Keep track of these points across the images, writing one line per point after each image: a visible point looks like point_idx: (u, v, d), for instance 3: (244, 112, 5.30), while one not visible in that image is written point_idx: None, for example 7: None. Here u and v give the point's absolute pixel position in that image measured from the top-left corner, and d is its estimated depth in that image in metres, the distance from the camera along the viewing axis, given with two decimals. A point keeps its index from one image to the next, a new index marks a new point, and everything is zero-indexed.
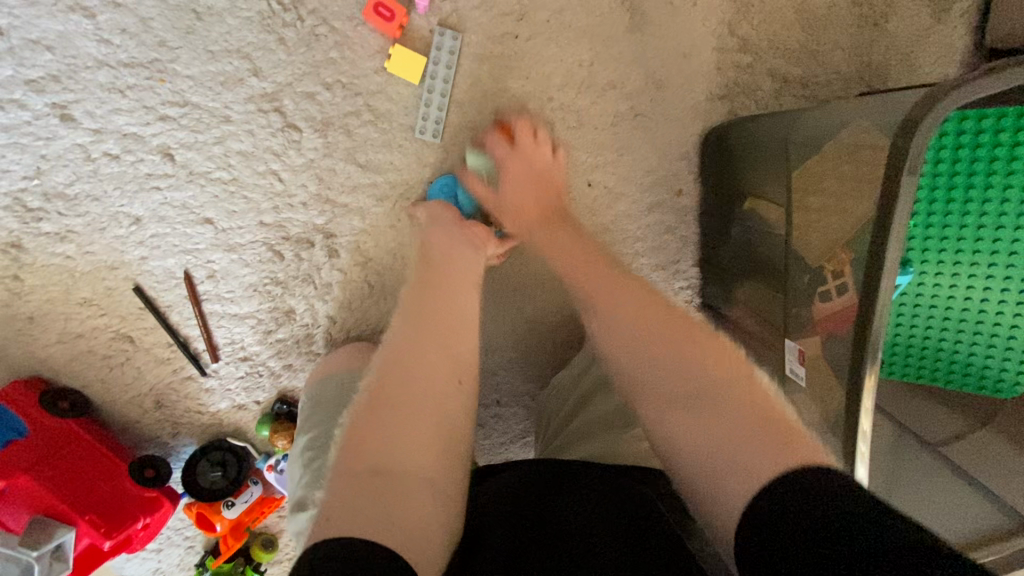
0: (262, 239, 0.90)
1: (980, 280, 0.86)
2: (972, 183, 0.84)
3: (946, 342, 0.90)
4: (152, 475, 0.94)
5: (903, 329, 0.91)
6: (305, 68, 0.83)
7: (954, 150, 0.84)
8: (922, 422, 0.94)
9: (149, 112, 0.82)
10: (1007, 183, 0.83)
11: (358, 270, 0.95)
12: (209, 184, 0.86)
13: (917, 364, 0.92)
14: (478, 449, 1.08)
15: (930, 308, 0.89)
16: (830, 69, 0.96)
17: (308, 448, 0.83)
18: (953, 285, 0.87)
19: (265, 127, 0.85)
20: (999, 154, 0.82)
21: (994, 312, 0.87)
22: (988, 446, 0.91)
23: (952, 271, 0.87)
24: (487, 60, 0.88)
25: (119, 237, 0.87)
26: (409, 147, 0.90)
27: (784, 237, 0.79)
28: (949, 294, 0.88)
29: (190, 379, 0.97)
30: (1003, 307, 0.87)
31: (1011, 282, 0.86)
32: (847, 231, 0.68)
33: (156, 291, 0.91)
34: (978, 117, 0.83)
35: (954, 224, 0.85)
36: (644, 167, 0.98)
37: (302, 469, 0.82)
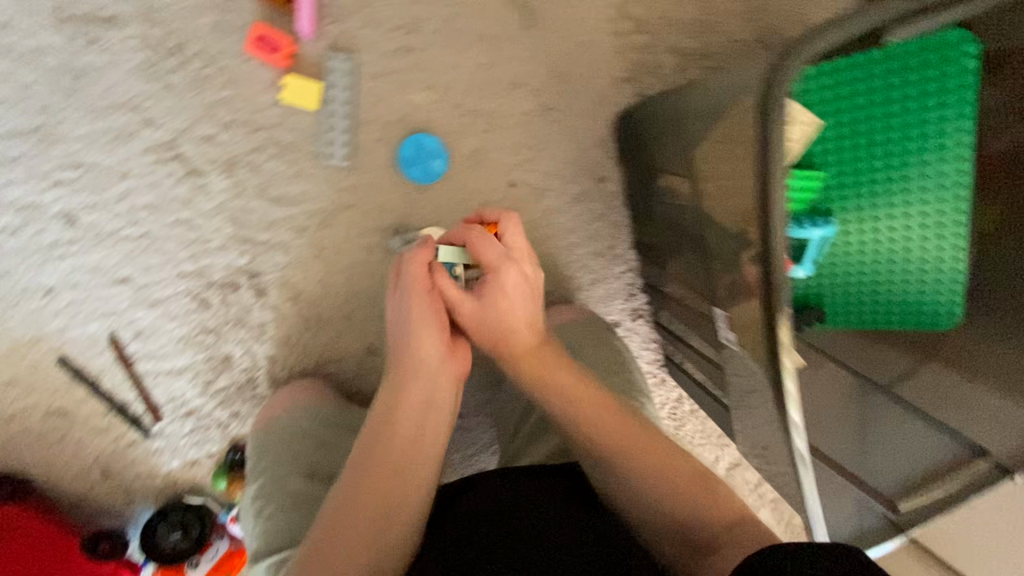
0: (185, 289, 0.88)
1: (901, 220, 0.86)
2: (873, 126, 0.84)
3: (880, 286, 0.89)
4: (107, 549, 0.92)
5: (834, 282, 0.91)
6: (198, 111, 0.82)
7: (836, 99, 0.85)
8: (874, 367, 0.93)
9: (44, 179, 0.80)
10: (905, 121, 0.83)
11: (291, 306, 0.93)
12: (119, 242, 0.84)
13: (858, 313, 0.91)
14: (447, 466, 1.06)
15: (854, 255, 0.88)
16: (728, 37, 0.97)
17: (257, 496, 0.80)
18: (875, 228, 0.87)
19: (168, 176, 0.83)
20: (894, 94, 0.83)
21: (918, 247, 0.86)
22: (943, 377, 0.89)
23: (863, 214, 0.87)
24: (384, 77, 0.87)
25: (34, 310, 0.84)
26: (320, 174, 0.89)
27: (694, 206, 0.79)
28: (873, 239, 0.88)
29: (135, 444, 0.94)
30: (925, 240, 0.86)
31: (930, 217, 0.85)
32: (735, 192, 0.66)
33: (83, 359, 0.88)
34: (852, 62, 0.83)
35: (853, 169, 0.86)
36: (563, 159, 0.99)
37: (252, 519, 0.79)
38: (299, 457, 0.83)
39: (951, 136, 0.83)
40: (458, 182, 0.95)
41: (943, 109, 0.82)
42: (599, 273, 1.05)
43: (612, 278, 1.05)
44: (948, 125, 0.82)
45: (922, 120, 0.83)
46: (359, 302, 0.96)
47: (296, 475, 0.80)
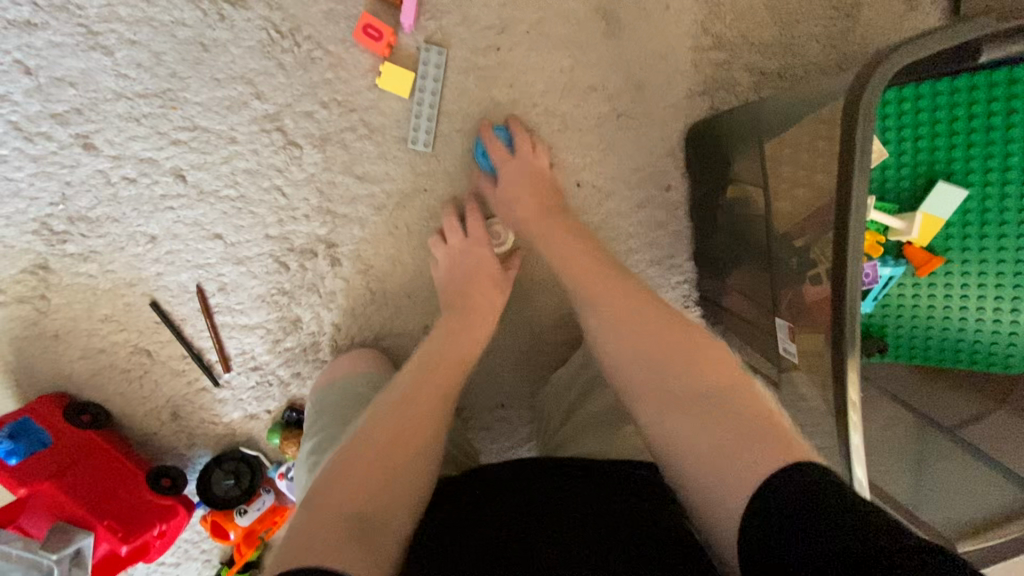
0: (268, 252, 0.96)
1: (969, 253, 0.90)
2: (946, 161, 0.88)
3: (951, 320, 0.92)
4: (169, 484, 0.97)
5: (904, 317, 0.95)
6: (303, 89, 0.89)
7: (914, 133, 0.89)
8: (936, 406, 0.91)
9: (163, 137, 0.88)
10: (980, 155, 0.87)
11: (360, 278, 1.00)
12: (218, 201, 0.92)
13: (931, 348, 0.93)
14: (485, 451, 1.09)
15: (928, 290, 0.92)
16: (806, 61, 0.99)
17: (314, 449, 0.83)
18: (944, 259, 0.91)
19: (269, 146, 0.91)
20: (971, 132, 0.87)
21: (991, 283, 0.90)
22: (1003, 427, 0.89)
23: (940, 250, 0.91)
24: (472, 72, 0.93)
25: (137, 255, 0.93)
26: (403, 157, 0.95)
27: (764, 218, 0.81)
28: (945, 273, 0.91)
29: (205, 390, 1.01)
30: (1000, 276, 0.89)
31: (1001, 251, 0.88)
32: (816, 198, 0.69)
33: (171, 305, 0.96)
34: (932, 94, 0.87)
35: None
36: (630, 166, 1.02)
37: (307, 471, 0.81)
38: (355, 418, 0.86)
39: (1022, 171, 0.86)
40: None
41: (1013, 145, 0.85)
42: (654, 280, 1.07)
43: (666, 286, 1.07)
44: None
45: (992, 155, 0.86)
46: (423, 281, 1.02)
47: None
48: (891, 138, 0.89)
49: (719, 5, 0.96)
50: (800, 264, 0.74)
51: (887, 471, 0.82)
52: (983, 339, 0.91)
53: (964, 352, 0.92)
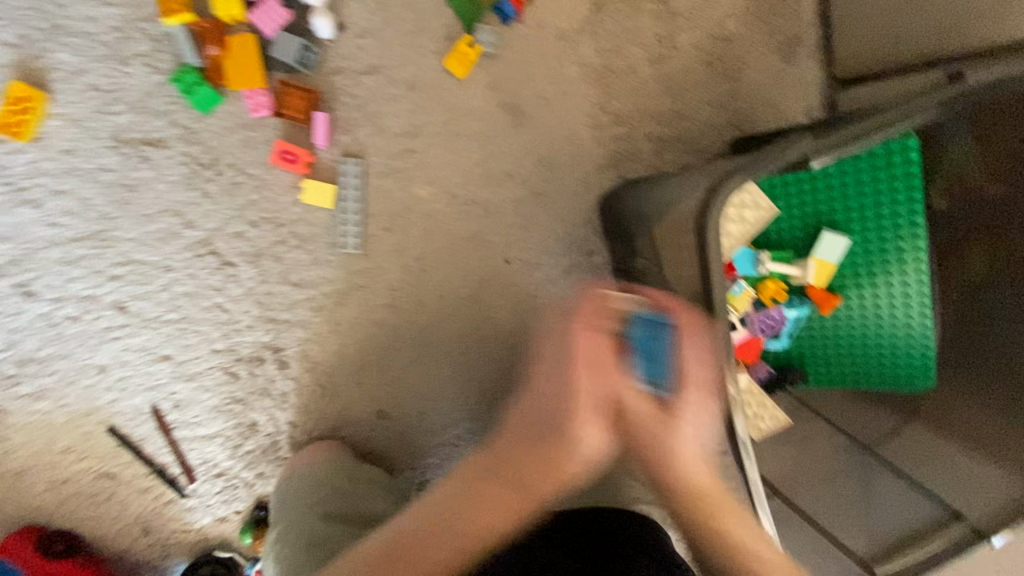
0: (217, 364, 1.00)
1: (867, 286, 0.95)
2: (832, 208, 0.93)
3: (857, 351, 0.97)
4: None
5: (816, 350, 0.99)
6: (231, 213, 0.94)
7: (797, 184, 0.94)
8: (856, 422, 0.97)
9: (100, 275, 0.92)
10: (860, 201, 0.92)
11: (310, 375, 1.04)
12: (162, 325, 0.96)
13: (843, 378, 0.98)
14: None
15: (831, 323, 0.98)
16: (699, 124, 1.07)
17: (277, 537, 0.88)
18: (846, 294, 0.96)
19: (205, 268, 0.95)
20: (848, 182, 0.91)
21: (887, 314, 0.94)
22: (922, 436, 0.94)
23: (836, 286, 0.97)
24: (391, 175, 0.99)
25: (89, 386, 0.96)
26: (336, 260, 1.00)
27: (665, 284, 0.86)
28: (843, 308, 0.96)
29: (172, 502, 1.04)
30: (895, 307, 0.94)
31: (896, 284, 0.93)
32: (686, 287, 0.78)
33: (129, 427, 1.00)
34: None
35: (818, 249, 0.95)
36: (552, 237, 1.08)
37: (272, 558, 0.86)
38: (317, 503, 0.90)
39: (906, 216, 0.91)
40: (457, 261, 1.06)
41: (894, 193, 0.90)
42: None
43: None
44: (902, 204, 0.90)
45: (879, 202, 0.91)
46: (371, 369, 1.07)
47: (313, 517, 0.87)
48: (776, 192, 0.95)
49: (614, 85, 1.03)
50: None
51: (814, 487, 0.90)
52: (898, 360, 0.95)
53: (875, 380, 0.96)
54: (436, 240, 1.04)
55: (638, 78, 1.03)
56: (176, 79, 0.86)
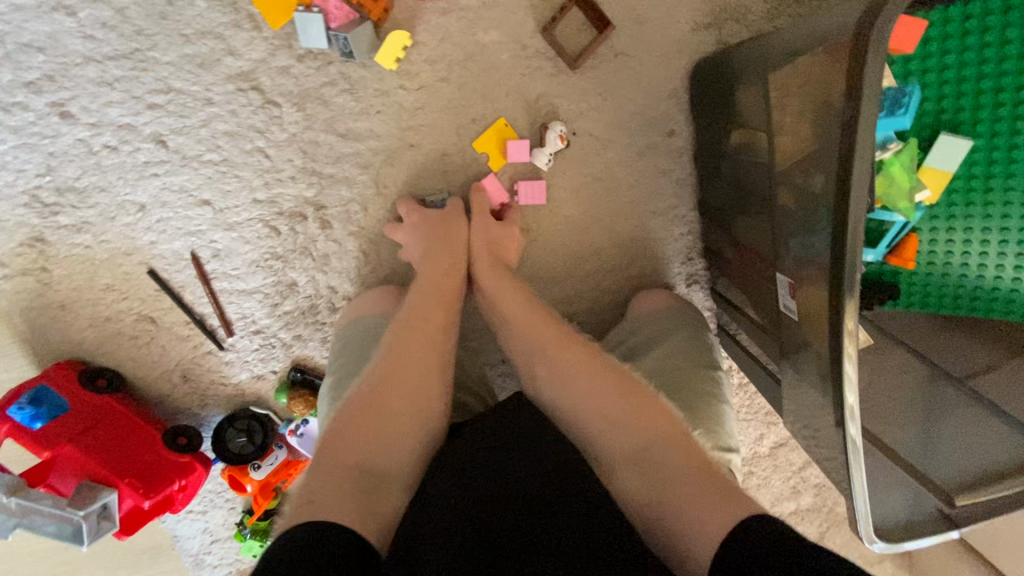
0: (258, 216, 0.94)
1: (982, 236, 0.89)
2: (971, 215, 0.89)
3: (935, 266, 0.93)
4: (301, 384, 1.02)
5: (931, 248, 0.92)
6: (277, 43, 0.86)
7: (984, 180, 0.87)
8: (942, 353, 0.92)
9: (138, 101, 0.88)
10: (986, 211, 0.88)
11: (352, 241, 0.97)
12: (202, 166, 0.91)
13: (927, 292, 0.94)
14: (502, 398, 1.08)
15: (959, 247, 0.91)
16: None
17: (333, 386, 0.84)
18: (932, 232, 0.91)
19: (246, 106, 0.88)
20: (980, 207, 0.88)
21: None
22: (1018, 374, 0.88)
23: (962, 217, 0.89)
24: (453, 14, 0.88)
25: (128, 224, 0.93)
26: (387, 113, 0.91)
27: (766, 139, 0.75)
28: (941, 257, 0.92)
29: (211, 353, 1.02)
30: None
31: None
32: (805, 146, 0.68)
33: (169, 272, 0.97)
34: (967, 176, 0.88)
35: (976, 205, 0.88)
36: (632, 110, 0.95)
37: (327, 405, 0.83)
38: None
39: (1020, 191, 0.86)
40: (524, 125, 0.93)
41: None
42: (654, 232, 1.02)
43: (669, 238, 1.03)
44: None
45: (988, 202, 0.88)
46: None
47: None
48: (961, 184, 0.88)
49: None
50: (804, 246, 0.68)
51: (898, 418, 0.84)
52: (987, 298, 0.92)
53: (968, 298, 0.93)
54: (499, 101, 0.92)
55: None
56: None
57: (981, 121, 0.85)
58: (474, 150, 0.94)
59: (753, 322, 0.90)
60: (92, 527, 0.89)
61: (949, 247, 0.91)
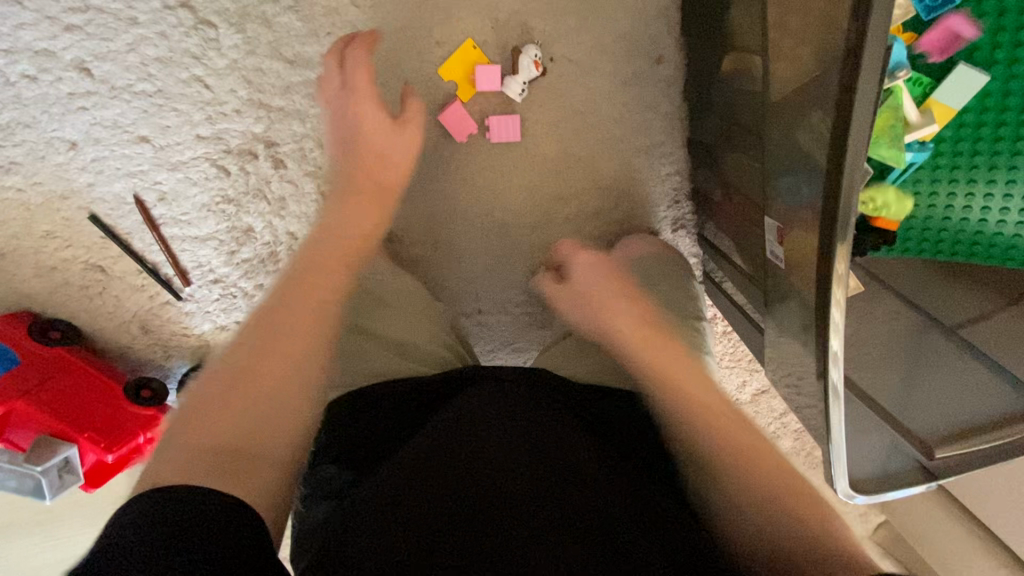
0: (203, 155, 0.86)
1: (998, 176, 0.81)
2: (979, 153, 0.82)
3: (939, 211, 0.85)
4: None
5: (938, 190, 0.84)
6: None
7: (998, 113, 0.80)
8: (936, 303, 0.89)
9: (55, 23, 0.78)
10: (997, 147, 0.81)
11: (310, 182, 0.89)
12: (135, 98, 0.82)
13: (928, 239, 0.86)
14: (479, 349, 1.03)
15: (966, 189, 0.83)
16: None
17: None
18: (935, 172, 0.83)
19: (178, 27, 0.79)
20: (992, 143, 0.81)
21: None
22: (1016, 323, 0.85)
23: (970, 154, 0.82)
24: None
25: (61, 165, 0.85)
26: (338, 34, 0.81)
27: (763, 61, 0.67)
28: (946, 200, 0.84)
29: (168, 304, 0.97)
30: None
31: None
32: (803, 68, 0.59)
33: (113, 218, 0.90)
34: (980, 107, 0.80)
35: (985, 141, 0.81)
36: (614, 33, 0.86)
37: None
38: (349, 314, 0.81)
39: None
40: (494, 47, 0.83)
41: None
42: (639, 172, 0.95)
43: (654, 178, 0.96)
44: None
45: (1000, 139, 0.80)
46: None
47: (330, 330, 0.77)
48: (971, 115, 0.80)
49: None
50: (794, 187, 0.63)
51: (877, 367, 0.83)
52: (985, 244, 0.84)
53: (977, 248, 0.85)
54: (464, 22, 0.82)
55: None
56: None
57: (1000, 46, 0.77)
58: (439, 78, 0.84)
59: (741, 268, 0.84)
60: (54, 482, 0.88)
61: (954, 188, 0.83)
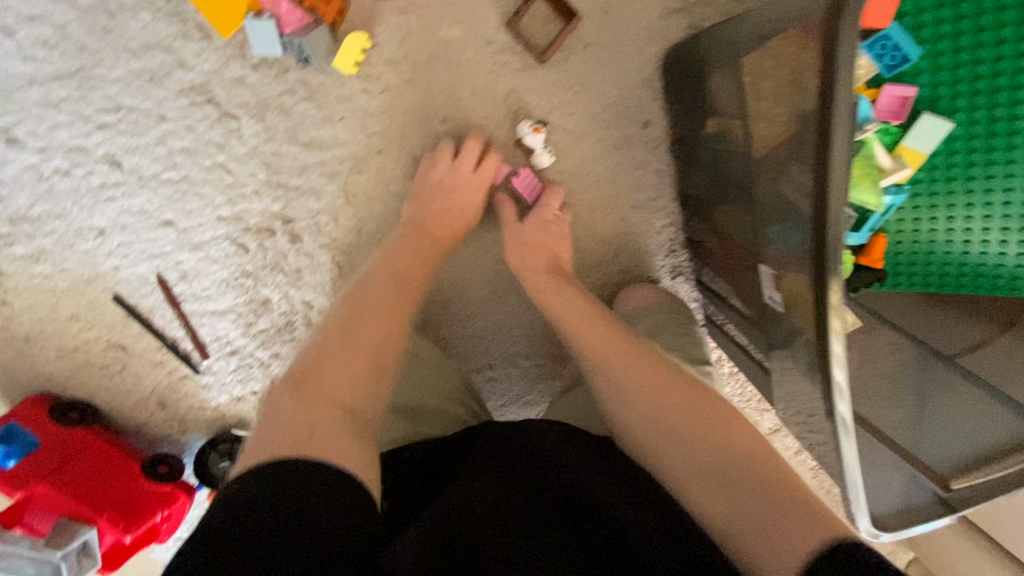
0: (224, 234, 0.91)
1: (974, 213, 0.86)
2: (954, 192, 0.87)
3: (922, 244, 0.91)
4: None
5: (918, 224, 0.91)
6: (228, 53, 0.82)
7: (968, 155, 0.85)
8: (935, 333, 0.90)
9: (87, 122, 0.84)
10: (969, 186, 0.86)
11: (325, 253, 0.94)
12: (161, 186, 0.87)
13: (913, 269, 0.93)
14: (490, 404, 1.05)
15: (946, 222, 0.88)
16: None
17: None
18: (916, 210, 0.90)
19: (202, 120, 0.85)
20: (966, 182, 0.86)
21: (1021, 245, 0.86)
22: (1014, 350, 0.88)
23: (945, 193, 0.87)
24: (412, 13, 0.84)
25: (89, 250, 0.90)
26: (350, 119, 0.87)
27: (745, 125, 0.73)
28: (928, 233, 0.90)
29: (186, 378, 0.99)
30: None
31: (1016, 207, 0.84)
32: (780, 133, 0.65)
33: (135, 297, 0.93)
34: (949, 151, 0.85)
35: (958, 180, 0.86)
36: (605, 103, 0.92)
37: None
38: None
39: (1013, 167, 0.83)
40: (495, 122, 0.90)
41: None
42: (635, 226, 1.00)
43: (650, 231, 1.01)
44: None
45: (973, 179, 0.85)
46: None
47: None
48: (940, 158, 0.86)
49: None
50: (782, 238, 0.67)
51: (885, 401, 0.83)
52: (983, 276, 0.90)
53: (963, 275, 0.90)
54: (467, 101, 0.89)
55: None
56: None
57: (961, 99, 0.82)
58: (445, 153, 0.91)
59: (740, 312, 0.88)
60: (73, 566, 0.86)
61: (934, 222, 0.89)
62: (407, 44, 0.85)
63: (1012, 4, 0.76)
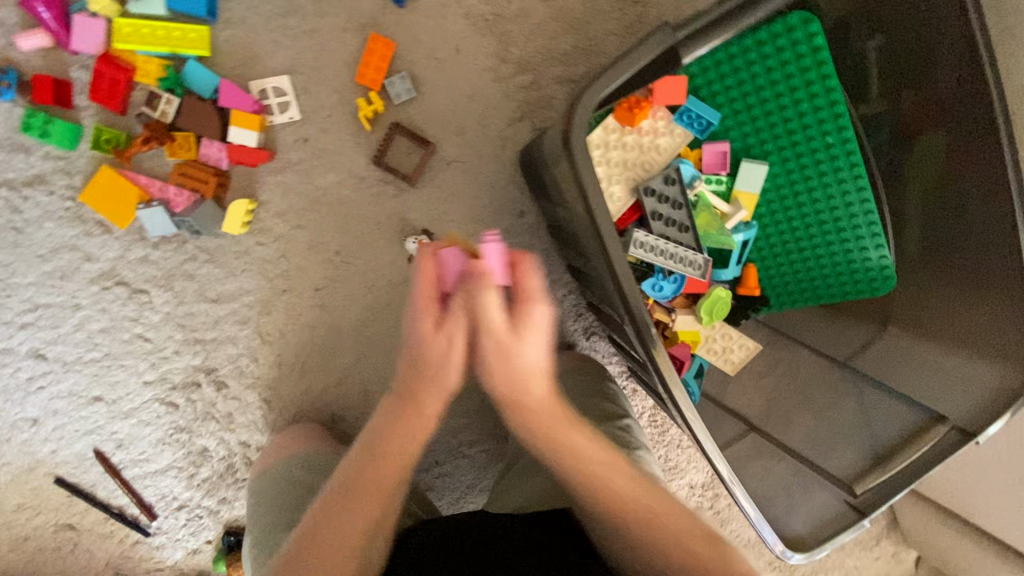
0: (153, 397, 0.96)
1: (817, 234, 0.92)
2: (795, 219, 0.93)
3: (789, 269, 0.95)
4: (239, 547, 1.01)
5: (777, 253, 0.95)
6: (130, 238, 0.92)
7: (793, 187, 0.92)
8: (822, 344, 0.98)
9: (10, 325, 0.91)
10: (805, 212, 0.92)
11: (252, 392, 0.99)
12: (86, 367, 0.94)
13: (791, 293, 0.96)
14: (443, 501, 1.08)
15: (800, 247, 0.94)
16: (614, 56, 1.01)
17: (252, 545, 0.81)
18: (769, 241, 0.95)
19: (115, 300, 0.93)
20: (802, 210, 0.92)
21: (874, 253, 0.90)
22: (897, 344, 0.92)
23: (788, 221, 0.93)
24: (288, 169, 0.95)
25: (26, 441, 0.94)
26: (251, 269, 0.96)
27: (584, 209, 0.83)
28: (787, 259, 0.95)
29: (138, 543, 1.01)
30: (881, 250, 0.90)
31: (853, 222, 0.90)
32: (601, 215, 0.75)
33: (76, 475, 0.97)
34: (776, 186, 0.92)
35: (793, 209, 0.92)
36: (480, 204, 1.03)
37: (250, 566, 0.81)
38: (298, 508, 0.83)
39: (835, 189, 0.89)
40: (384, 243, 1.00)
41: (812, 103, 0.86)
42: None
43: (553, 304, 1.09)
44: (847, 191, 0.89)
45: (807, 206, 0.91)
46: (331, 372, 1.01)
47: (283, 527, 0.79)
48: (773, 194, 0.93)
49: (504, 33, 0.99)
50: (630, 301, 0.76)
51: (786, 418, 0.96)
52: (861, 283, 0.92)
53: (835, 290, 0.94)
54: (355, 230, 0.99)
55: (532, 21, 1.00)
56: (28, 128, 0.87)
57: (772, 143, 0.90)
58: (345, 279, 0.99)
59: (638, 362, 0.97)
60: None
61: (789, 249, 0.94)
62: (289, 195, 0.96)
63: (790, 59, 0.84)
